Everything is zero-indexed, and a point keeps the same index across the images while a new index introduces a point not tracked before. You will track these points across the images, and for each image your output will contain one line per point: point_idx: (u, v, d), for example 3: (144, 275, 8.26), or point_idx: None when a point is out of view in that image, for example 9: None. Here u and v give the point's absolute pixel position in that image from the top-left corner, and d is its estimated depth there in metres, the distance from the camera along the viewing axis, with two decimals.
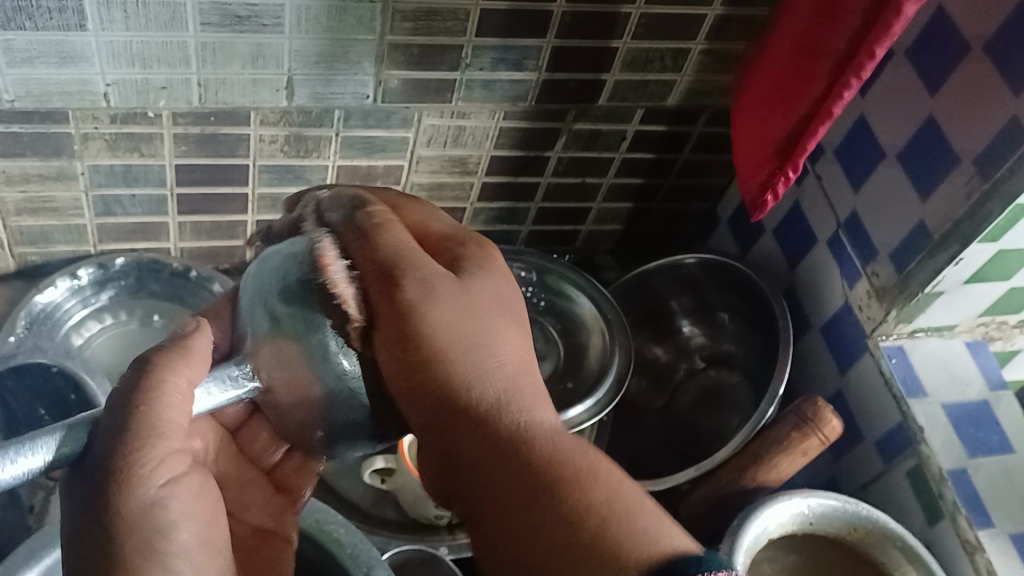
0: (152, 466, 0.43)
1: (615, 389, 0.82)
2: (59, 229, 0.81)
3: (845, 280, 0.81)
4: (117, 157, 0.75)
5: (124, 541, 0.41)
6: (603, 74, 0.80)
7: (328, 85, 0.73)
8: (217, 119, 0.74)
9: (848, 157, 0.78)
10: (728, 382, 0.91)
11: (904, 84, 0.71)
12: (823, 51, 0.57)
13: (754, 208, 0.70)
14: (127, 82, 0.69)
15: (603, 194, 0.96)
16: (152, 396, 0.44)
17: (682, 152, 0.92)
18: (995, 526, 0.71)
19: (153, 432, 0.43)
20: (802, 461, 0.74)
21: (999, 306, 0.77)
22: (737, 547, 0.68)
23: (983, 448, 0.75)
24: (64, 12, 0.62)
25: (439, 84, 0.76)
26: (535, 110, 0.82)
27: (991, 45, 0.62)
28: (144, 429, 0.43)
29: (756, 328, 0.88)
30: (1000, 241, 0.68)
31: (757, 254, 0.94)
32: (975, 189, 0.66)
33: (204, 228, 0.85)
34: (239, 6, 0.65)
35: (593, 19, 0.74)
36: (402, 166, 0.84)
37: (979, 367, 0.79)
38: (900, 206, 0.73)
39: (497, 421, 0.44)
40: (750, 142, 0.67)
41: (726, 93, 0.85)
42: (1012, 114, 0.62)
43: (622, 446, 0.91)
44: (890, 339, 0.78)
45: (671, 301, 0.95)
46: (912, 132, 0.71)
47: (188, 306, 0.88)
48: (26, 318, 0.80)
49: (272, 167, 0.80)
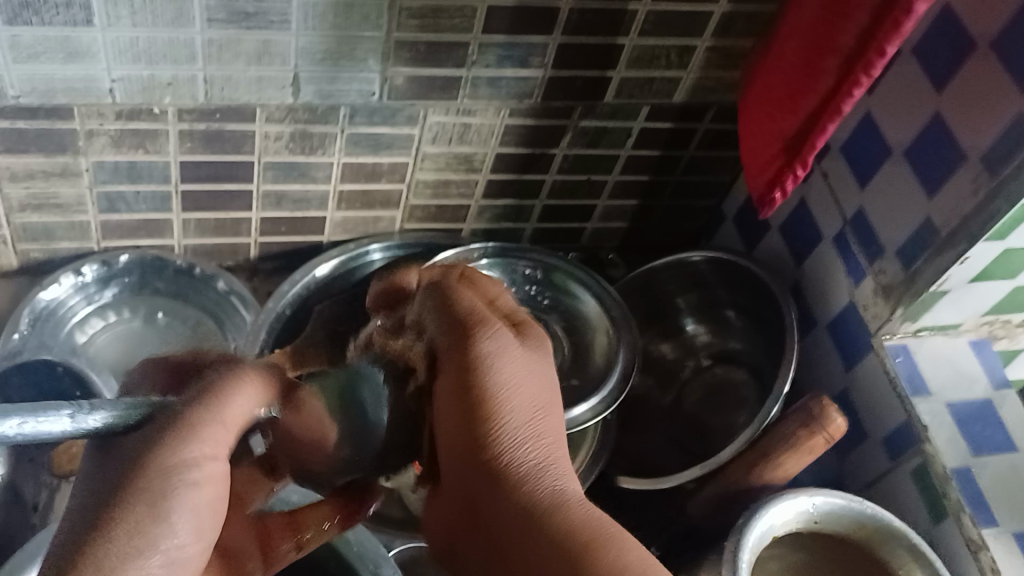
0: (186, 449, 0.36)
1: (620, 387, 0.81)
2: (62, 226, 0.81)
3: (850, 278, 0.81)
4: (122, 154, 0.75)
5: (126, 518, 0.34)
6: (609, 71, 0.80)
7: (334, 82, 0.73)
8: (222, 115, 0.74)
9: (855, 155, 0.78)
10: (734, 379, 0.91)
11: (911, 81, 0.71)
12: (831, 48, 0.57)
13: (762, 205, 0.69)
14: (133, 79, 0.69)
15: (608, 192, 0.95)
16: (207, 407, 0.37)
17: (687, 149, 0.92)
18: (1000, 524, 0.71)
19: (205, 421, 0.37)
20: (808, 459, 0.74)
21: (1004, 304, 0.77)
22: (743, 546, 0.67)
23: (988, 446, 0.75)
24: (70, 7, 0.62)
25: (445, 81, 0.76)
26: (540, 107, 0.82)
27: (999, 42, 0.62)
28: (198, 417, 0.36)
29: (762, 326, 0.88)
30: (1006, 240, 0.68)
31: (762, 251, 0.94)
32: (982, 187, 0.65)
33: (209, 225, 0.85)
34: (246, 3, 0.65)
35: (600, 16, 0.74)
36: (407, 163, 0.84)
37: (984, 366, 0.79)
38: (907, 204, 0.73)
39: (529, 490, 0.42)
40: (758, 138, 0.67)
41: (731, 90, 0.85)
42: (1019, 112, 0.61)
43: (630, 444, 0.92)
44: (895, 337, 0.78)
45: (677, 298, 0.95)
46: (919, 129, 0.71)
47: (193, 305, 0.89)
48: (29, 317, 0.81)
49: (277, 164, 0.80)
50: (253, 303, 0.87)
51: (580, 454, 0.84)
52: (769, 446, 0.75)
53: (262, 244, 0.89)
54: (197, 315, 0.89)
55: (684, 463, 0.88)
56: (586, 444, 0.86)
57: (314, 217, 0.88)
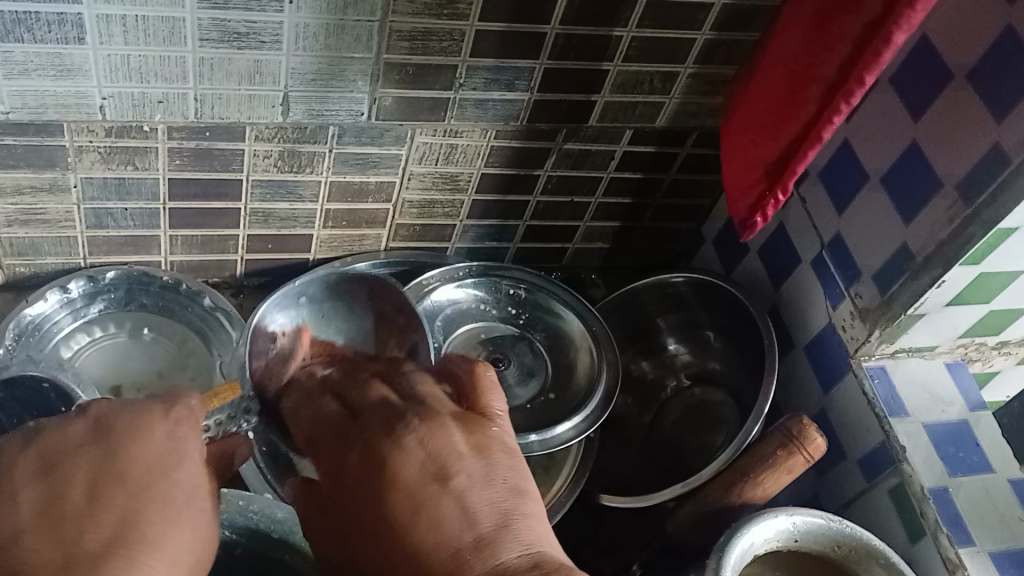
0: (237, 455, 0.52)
1: (603, 406, 0.82)
2: (50, 241, 0.81)
3: (829, 300, 0.82)
4: (111, 170, 0.75)
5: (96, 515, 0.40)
6: (593, 95, 0.81)
7: (323, 102, 0.74)
8: (212, 133, 0.75)
9: (832, 181, 0.80)
10: (714, 399, 0.92)
11: (888, 110, 0.73)
12: (813, 77, 0.58)
13: (743, 228, 0.71)
14: (124, 96, 0.69)
15: (591, 213, 0.97)
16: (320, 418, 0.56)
17: (669, 172, 0.93)
18: (976, 543, 0.72)
19: (116, 453, 0.43)
20: (787, 478, 0.75)
21: (978, 328, 0.79)
22: (724, 562, 0.68)
23: (964, 466, 0.76)
24: (63, 24, 0.63)
25: (433, 103, 0.77)
26: (526, 130, 0.83)
27: (974, 73, 0.64)
28: (115, 445, 0.43)
29: (743, 347, 0.89)
30: (981, 264, 0.70)
31: (742, 272, 0.95)
32: (957, 213, 0.67)
33: (196, 241, 0.85)
34: (239, 23, 0.66)
35: (585, 41, 0.75)
36: (393, 183, 0.85)
37: (958, 387, 0.81)
38: (884, 229, 0.75)
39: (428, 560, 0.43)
40: (738, 164, 0.69)
41: (712, 115, 0.87)
42: (993, 141, 0.63)
43: (610, 462, 0.92)
44: (873, 359, 0.79)
45: (658, 318, 0.96)
46: (895, 156, 0.72)
47: (179, 320, 0.89)
48: (29, 318, 0.81)
49: (266, 182, 0.81)
50: (240, 321, 0.87)
51: (562, 474, 0.84)
52: (749, 464, 0.76)
53: (249, 261, 0.90)
54: (182, 332, 0.89)
55: (664, 482, 0.89)
56: (568, 462, 0.85)
57: (300, 235, 0.88)
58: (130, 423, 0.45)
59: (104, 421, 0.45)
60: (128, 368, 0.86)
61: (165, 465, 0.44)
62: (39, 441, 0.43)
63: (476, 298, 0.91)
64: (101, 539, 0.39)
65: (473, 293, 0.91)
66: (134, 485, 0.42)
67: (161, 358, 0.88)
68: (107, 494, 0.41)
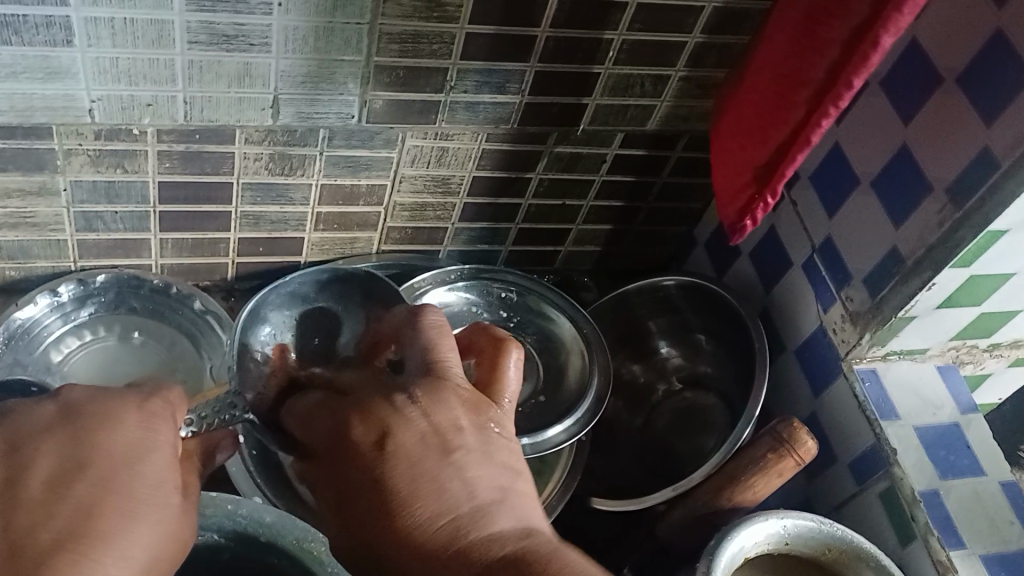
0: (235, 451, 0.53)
1: (593, 409, 0.82)
2: (39, 244, 0.80)
3: (820, 303, 0.82)
4: (100, 173, 0.75)
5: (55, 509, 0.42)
6: (584, 98, 0.81)
7: (313, 104, 0.74)
8: (201, 136, 0.74)
9: (822, 184, 0.80)
10: (705, 402, 0.92)
11: (878, 114, 0.73)
12: (802, 81, 0.58)
13: (732, 232, 0.71)
14: (112, 99, 0.69)
15: (583, 216, 0.97)
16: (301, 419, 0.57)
17: (660, 175, 0.93)
18: (966, 547, 0.72)
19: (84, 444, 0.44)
20: (777, 481, 0.75)
21: (970, 330, 0.79)
22: (714, 565, 0.68)
23: (954, 469, 0.76)
24: (51, 27, 0.63)
25: (423, 106, 0.77)
26: (517, 132, 0.83)
27: (963, 77, 0.64)
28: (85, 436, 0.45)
29: (735, 350, 0.89)
30: (971, 267, 0.70)
31: (734, 275, 0.95)
32: (947, 216, 0.67)
33: (186, 244, 0.85)
34: (227, 25, 0.66)
35: (576, 44, 0.75)
36: (384, 186, 0.85)
37: (949, 390, 0.81)
38: (874, 232, 0.75)
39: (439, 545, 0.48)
40: (727, 167, 0.69)
41: (704, 118, 0.87)
42: (983, 145, 0.63)
43: (601, 465, 0.92)
44: (864, 362, 0.79)
45: (649, 322, 0.96)
46: (885, 160, 0.72)
47: (169, 323, 0.88)
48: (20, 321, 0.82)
49: (256, 185, 0.81)
50: (230, 323, 0.87)
51: (553, 477, 0.84)
52: (740, 467, 0.76)
53: (240, 264, 0.90)
54: (173, 334, 0.88)
55: (655, 485, 0.89)
56: (560, 465, 0.85)
57: (291, 238, 0.88)
58: (101, 412, 0.46)
59: (76, 407, 0.46)
60: (118, 370, 0.86)
61: (134, 455, 0.46)
62: (9, 426, 0.45)
63: (467, 301, 0.90)
64: (54, 534, 0.41)
65: (464, 296, 0.91)
66: (95, 475, 0.44)
67: (151, 361, 0.87)
68: (70, 487, 0.43)
